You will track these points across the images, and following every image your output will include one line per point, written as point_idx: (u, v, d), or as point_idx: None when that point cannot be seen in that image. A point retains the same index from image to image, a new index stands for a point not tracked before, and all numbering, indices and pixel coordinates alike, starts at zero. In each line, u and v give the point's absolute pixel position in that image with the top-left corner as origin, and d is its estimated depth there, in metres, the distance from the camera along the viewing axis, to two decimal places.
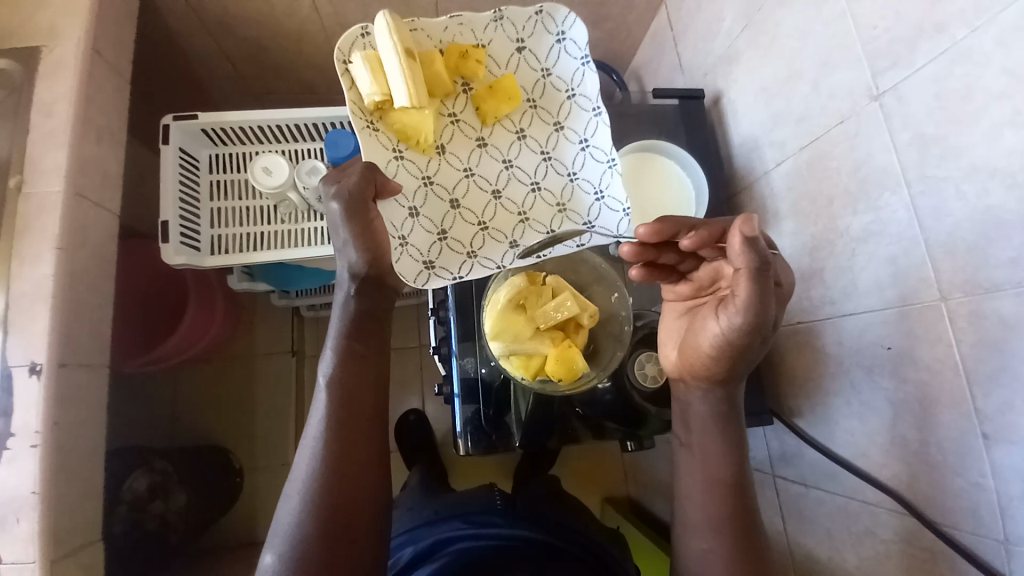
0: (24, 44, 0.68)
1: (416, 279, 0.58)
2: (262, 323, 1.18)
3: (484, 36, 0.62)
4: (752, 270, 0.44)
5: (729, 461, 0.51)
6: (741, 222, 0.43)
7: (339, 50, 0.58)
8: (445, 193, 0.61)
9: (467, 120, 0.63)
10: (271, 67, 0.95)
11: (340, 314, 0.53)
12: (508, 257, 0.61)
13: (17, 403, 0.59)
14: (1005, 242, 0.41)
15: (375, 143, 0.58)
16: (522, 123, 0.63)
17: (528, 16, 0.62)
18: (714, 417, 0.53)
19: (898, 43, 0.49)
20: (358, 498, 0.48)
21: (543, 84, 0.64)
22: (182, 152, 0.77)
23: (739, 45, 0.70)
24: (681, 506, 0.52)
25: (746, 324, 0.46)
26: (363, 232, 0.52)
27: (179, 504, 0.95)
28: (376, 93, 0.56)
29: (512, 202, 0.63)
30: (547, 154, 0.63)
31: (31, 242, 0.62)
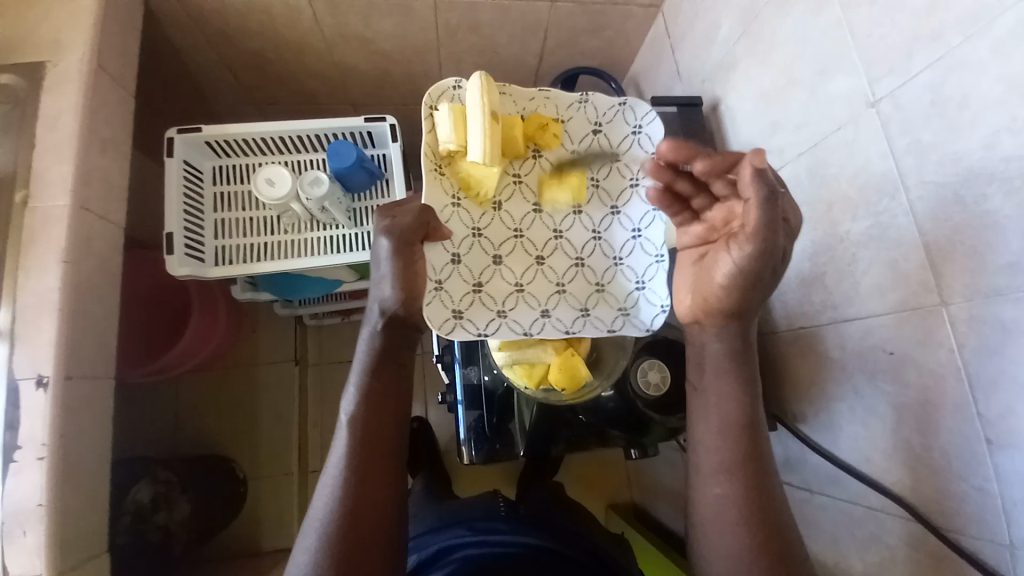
0: (29, 58, 0.69)
1: (442, 327, 0.55)
2: (267, 331, 1.19)
3: (566, 113, 0.63)
4: (761, 200, 0.45)
5: (743, 408, 0.52)
6: (753, 155, 0.44)
7: (429, 95, 0.60)
8: (490, 248, 0.60)
9: (529, 184, 0.63)
10: (273, 78, 0.96)
11: (364, 347, 0.53)
12: (536, 326, 0.58)
13: (23, 415, 0.59)
14: (1004, 247, 0.42)
15: (437, 186, 0.58)
16: (580, 199, 0.63)
17: (611, 105, 0.64)
18: (728, 355, 0.53)
19: (894, 51, 0.49)
20: (376, 514, 0.49)
21: (610, 165, 0.64)
22: (186, 164, 0.78)
23: (737, 52, 0.71)
24: (694, 452, 0.53)
25: (757, 253, 0.47)
26: (404, 272, 0.51)
27: (184, 514, 0.94)
28: (452, 142, 0.58)
29: (552, 271, 0.61)
30: (597, 233, 0.63)
31: (37, 255, 0.63)
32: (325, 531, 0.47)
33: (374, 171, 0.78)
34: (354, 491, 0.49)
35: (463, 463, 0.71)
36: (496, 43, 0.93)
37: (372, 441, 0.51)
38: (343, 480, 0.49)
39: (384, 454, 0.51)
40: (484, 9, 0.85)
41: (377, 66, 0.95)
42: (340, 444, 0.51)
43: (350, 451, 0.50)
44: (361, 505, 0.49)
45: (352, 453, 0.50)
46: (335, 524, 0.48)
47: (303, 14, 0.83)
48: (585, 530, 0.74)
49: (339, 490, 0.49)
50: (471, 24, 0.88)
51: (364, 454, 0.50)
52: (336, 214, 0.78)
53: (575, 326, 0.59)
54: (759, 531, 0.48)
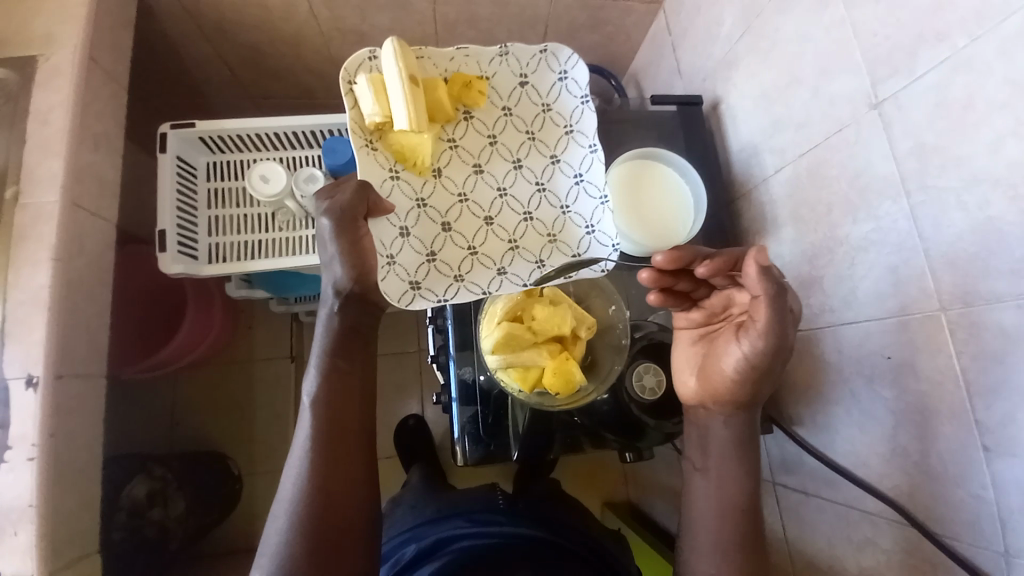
0: (19, 51, 0.68)
1: (401, 299, 0.60)
2: (262, 328, 1.18)
3: (488, 69, 0.68)
4: (771, 296, 0.46)
5: (746, 490, 0.51)
6: (757, 253, 0.46)
7: (345, 70, 0.62)
8: (438, 216, 0.65)
9: (465, 146, 0.67)
10: (269, 72, 0.94)
11: (323, 330, 0.53)
12: (494, 283, 0.65)
13: (13, 414, 0.59)
14: (1005, 253, 0.41)
15: (372, 162, 0.62)
16: (519, 153, 0.68)
17: (532, 54, 0.68)
18: (734, 442, 0.53)
19: (897, 51, 0.49)
20: (348, 494, 0.49)
21: (541, 118, 0.69)
22: (180, 160, 0.77)
23: (739, 49, 0.70)
24: (690, 528, 0.52)
25: (769, 347, 0.48)
26: (351, 249, 0.53)
27: (179, 511, 0.95)
28: (377, 114, 0.60)
29: (502, 230, 0.67)
30: (541, 185, 0.68)
31: (27, 252, 0.62)
32: (295, 513, 0.46)
33: None
34: (324, 470, 0.48)
35: (458, 463, 0.71)
36: (494, 38, 0.92)
37: (338, 420, 0.50)
38: (309, 462, 0.48)
39: (350, 430, 0.51)
40: (482, 4, 0.84)
41: None
42: (305, 426, 0.50)
43: (316, 431, 0.49)
44: (332, 485, 0.48)
45: (319, 434, 0.49)
46: (303, 504, 0.47)
47: (298, 8, 0.81)
48: (581, 526, 0.73)
49: (306, 472, 0.48)
50: (470, 19, 0.87)
51: (333, 455, 0.49)
52: None
53: (531, 278, 0.65)
54: None
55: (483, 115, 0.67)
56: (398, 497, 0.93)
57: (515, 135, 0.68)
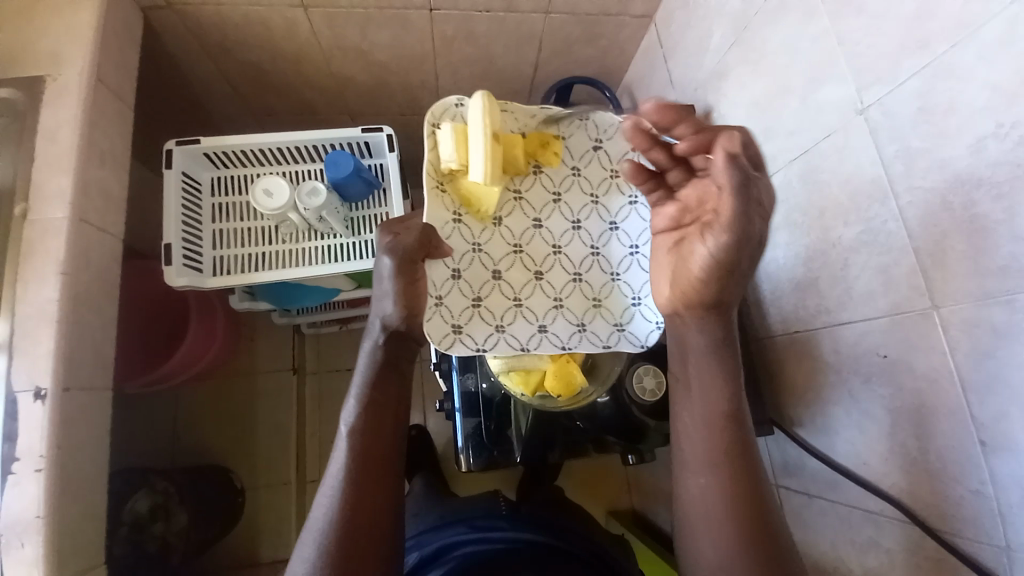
0: (28, 72, 0.70)
1: (441, 342, 0.56)
2: (264, 341, 1.19)
3: (567, 131, 0.66)
4: (736, 187, 0.47)
5: (727, 396, 0.54)
6: (727, 137, 0.47)
7: (430, 114, 0.60)
8: (490, 263, 0.62)
9: (529, 199, 0.65)
10: (271, 89, 0.97)
11: (366, 362, 0.55)
12: (533, 341, 0.60)
13: (20, 427, 0.59)
14: (994, 251, 0.42)
15: (438, 204, 0.59)
16: (580, 214, 0.65)
17: (611, 123, 0.67)
18: (711, 348, 0.55)
19: (881, 59, 0.50)
20: (371, 513, 0.50)
21: (608, 182, 0.67)
22: (185, 175, 0.79)
23: (729, 60, 0.72)
24: (679, 444, 0.55)
25: (733, 241, 0.48)
26: (406, 290, 0.53)
27: (181, 526, 0.94)
28: (454, 161, 0.59)
29: (550, 287, 0.63)
30: (595, 250, 0.65)
31: (35, 267, 0.63)
32: (324, 540, 0.48)
33: (372, 180, 0.79)
34: (355, 499, 0.50)
35: (460, 470, 0.71)
36: (490, 53, 0.94)
37: (372, 451, 0.52)
38: (342, 490, 0.50)
39: (382, 460, 0.52)
40: (479, 20, 0.86)
41: (374, 77, 0.96)
42: (340, 456, 0.52)
43: (350, 462, 0.51)
44: (360, 512, 0.50)
45: (352, 464, 0.51)
46: (332, 531, 0.48)
47: (300, 26, 0.84)
48: (584, 529, 0.73)
49: (338, 500, 0.50)
50: (467, 36, 0.89)
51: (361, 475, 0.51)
52: (334, 224, 0.79)
53: (571, 342, 0.60)
54: (743, 523, 0.50)
55: (551, 172, 0.66)
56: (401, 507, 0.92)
57: (579, 196, 0.66)
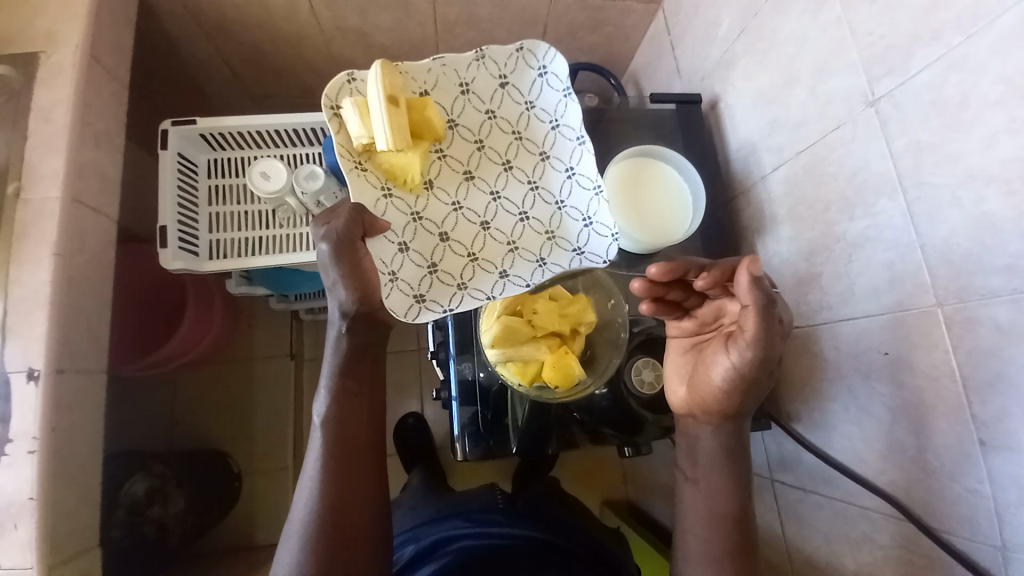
0: (21, 49, 0.68)
1: (407, 314, 0.57)
2: (262, 327, 1.18)
3: (467, 75, 0.63)
4: (760, 307, 0.46)
5: (730, 495, 0.52)
6: (750, 263, 0.46)
7: (327, 96, 0.59)
8: (434, 227, 0.61)
9: (454, 154, 0.63)
10: (270, 71, 0.95)
11: (332, 351, 0.53)
12: (497, 288, 0.60)
13: (14, 408, 0.59)
14: (1001, 249, 0.41)
15: (363, 183, 0.58)
16: (508, 154, 0.63)
17: (509, 54, 0.63)
18: (723, 454, 0.53)
19: (893, 50, 0.49)
20: (355, 503, 0.50)
21: (527, 116, 0.64)
22: (181, 157, 0.77)
23: (737, 49, 0.70)
24: (682, 541, 0.52)
25: (757, 356, 0.48)
26: (353, 273, 0.51)
27: (179, 508, 0.94)
28: (364, 135, 0.57)
29: (501, 233, 0.62)
30: (534, 183, 0.63)
31: (28, 249, 0.62)
32: (307, 534, 0.48)
33: None
34: (337, 489, 0.49)
35: (457, 460, 0.71)
36: (494, 38, 0.92)
37: (346, 438, 0.51)
38: (321, 481, 0.49)
39: (362, 447, 0.52)
40: (483, 4, 0.85)
41: (375, 61, 0.94)
42: (316, 446, 0.51)
43: (326, 451, 0.50)
44: (344, 500, 0.49)
45: (330, 454, 0.50)
46: (315, 523, 0.48)
47: (300, 8, 0.82)
48: (581, 524, 0.74)
49: (318, 491, 0.49)
50: (471, 19, 0.87)
51: (339, 462, 0.50)
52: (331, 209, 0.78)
53: (534, 278, 0.61)
54: None
55: (466, 118, 0.63)
56: (398, 498, 0.93)
57: (503, 136, 0.64)
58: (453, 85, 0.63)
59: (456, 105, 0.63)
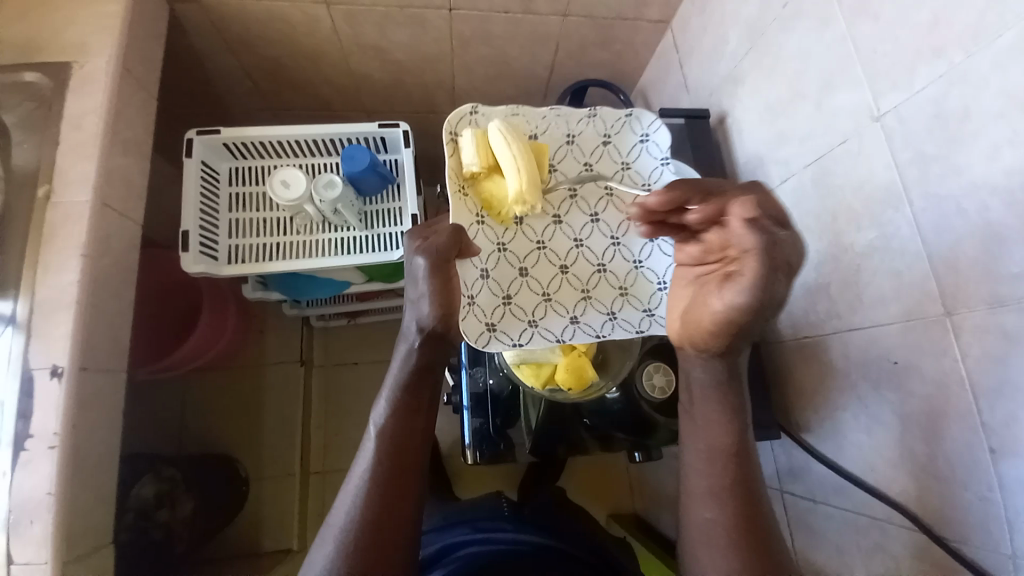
0: (55, 59, 0.71)
1: (477, 340, 0.58)
2: (273, 333, 1.20)
3: (575, 128, 0.67)
4: (761, 249, 0.46)
5: (730, 431, 0.55)
6: (742, 206, 0.48)
7: (449, 122, 0.64)
8: (516, 261, 0.63)
9: (547, 197, 0.66)
10: (290, 84, 0.98)
11: (400, 363, 0.54)
12: (567, 332, 0.62)
13: (37, 404, 0.60)
14: (1007, 257, 0.42)
15: (461, 206, 0.62)
16: (597, 207, 0.67)
17: (619, 117, 0.68)
18: (714, 385, 0.55)
19: (897, 66, 0.51)
20: (393, 514, 0.51)
21: (622, 174, 0.68)
22: (204, 165, 0.80)
23: (743, 66, 0.72)
24: (686, 473, 0.56)
25: (750, 302, 0.47)
26: (441, 289, 0.51)
27: (185, 514, 0.94)
28: (474, 164, 0.62)
29: (577, 279, 0.64)
30: (616, 240, 0.66)
31: (56, 250, 0.64)
32: (346, 536, 0.49)
33: (386, 174, 0.81)
34: (380, 495, 0.51)
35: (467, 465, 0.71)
36: (507, 54, 0.95)
37: (400, 450, 0.53)
38: (368, 486, 0.51)
39: (411, 453, 0.54)
40: (497, 21, 0.88)
41: (391, 75, 0.97)
42: (369, 453, 0.53)
43: (377, 460, 0.52)
44: (383, 510, 0.51)
45: (379, 465, 0.52)
46: (356, 531, 0.49)
47: (321, 23, 0.85)
48: (588, 532, 0.73)
49: (363, 497, 0.51)
50: (485, 35, 0.90)
51: (387, 476, 0.52)
52: (348, 217, 0.80)
53: (604, 329, 0.62)
54: (746, 554, 0.50)
55: (565, 167, 0.67)
56: None
57: (594, 189, 0.67)
58: (560, 135, 0.67)
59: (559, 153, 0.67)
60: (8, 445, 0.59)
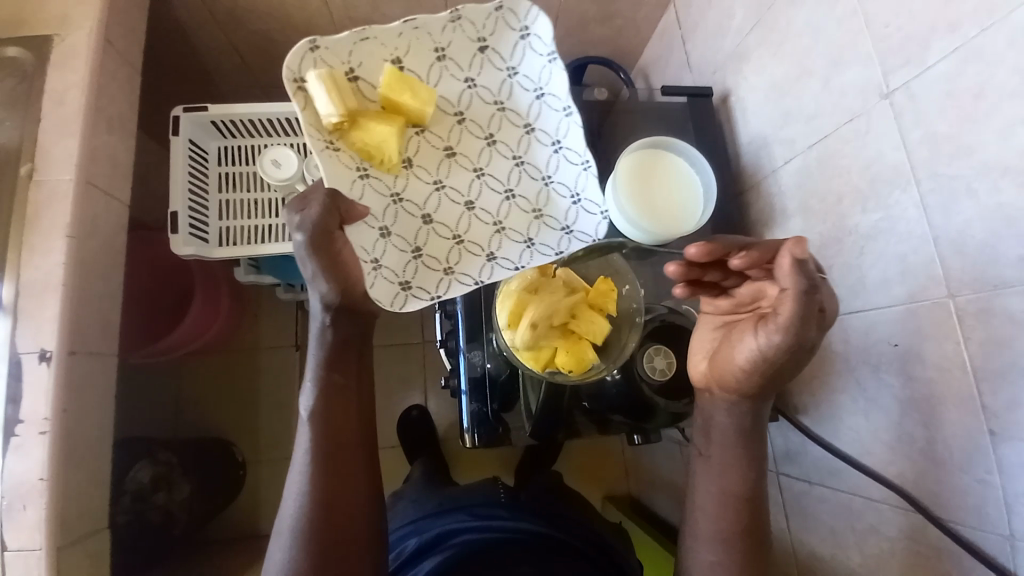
0: (34, 32, 0.68)
1: (393, 302, 0.57)
2: (267, 316, 1.19)
3: (442, 40, 0.61)
4: (799, 292, 0.43)
5: (745, 479, 0.53)
6: (794, 244, 0.42)
7: (289, 70, 0.56)
8: (417, 209, 0.61)
9: (433, 128, 0.62)
10: (281, 60, 0.95)
11: (316, 343, 0.53)
12: (485, 272, 0.61)
13: (25, 390, 0.59)
14: (1015, 240, 0.42)
15: (338, 164, 0.57)
16: (491, 128, 0.63)
17: (488, 14, 0.61)
18: (736, 431, 0.53)
19: (909, 42, 0.49)
20: (347, 504, 0.51)
21: (508, 84, 0.63)
22: (192, 143, 0.77)
23: (749, 43, 0.70)
24: (692, 515, 0.54)
25: (785, 343, 0.46)
26: (332, 265, 0.50)
27: (184, 495, 0.95)
28: (334, 114, 0.55)
29: (485, 213, 0.62)
30: (518, 159, 0.63)
31: (41, 231, 0.62)
32: (297, 533, 0.49)
33: None
34: (325, 485, 0.50)
35: (465, 447, 0.72)
36: None
37: (335, 434, 0.52)
38: (310, 479, 0.50)
39: (348, 446, 0.53)
40: None
41: None
42: (304, 442, 0.52)
43: (314, 449, 0.51)
44: (331, 501, 0.50)
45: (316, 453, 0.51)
46: (306, 526, 0.49)
47: None
48: (582, 517, 0.74)
49: (307, 489, 0.50)
50: None
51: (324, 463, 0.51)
52: None
53: (523, 260, 0.61)
54: None
55: (444, 92, 0.62)
56: (400, 489, 0.93)
57: (484, 108, 0.63)
58: (427, 51, 0.61)
59: (432, 72, 0.62)
60: None
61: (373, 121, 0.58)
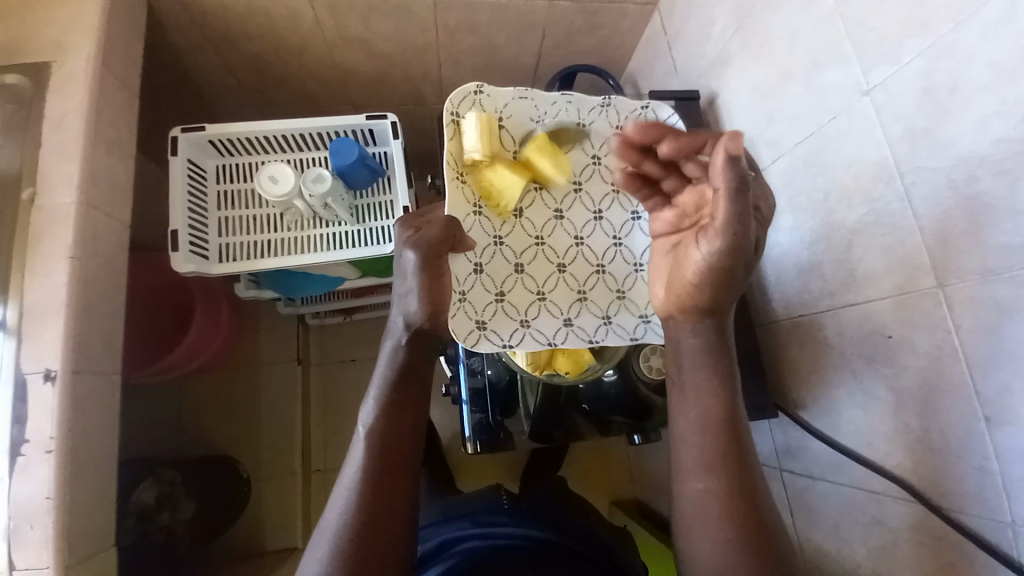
0: (34, 60, 0.70)
1: (466, 339, 0.56)
2: (268, 332, 1.20)
3: (585, 118, 0.65)
4: (732, 190, 0.44)
5: (722, 404, 0.53)
6: (729, 140, 0.42)
7: (451, 102, 0.61)
8: (512, 257, 0.63)
9: (549, 190, 0.65)
10: (275, 80, 0.97)
11: (387, 362, 0.54)
12: (559, 335, 0.60)
13: (30, 410, 0.60)
14: (997, 228, 0.43)
15: (459, 195, 0.60)
16: (601, 205, 0.66)
17: (633, 109, 0.66)
18: (705, 351, 0.54)
19: (885, 40, 0.50)
20: (389, 517, 0.51)
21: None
22: (190, 163, 0.79)
23: (731, 47, 0.72)
24: (676, 447, 0.55)
25: (726, 247, 0.48)
26: (431, 286, 0.53)
27: (187, 515, 0.94)
28: (477, 151, 0.60)
29: (574, 278, 0.64)
30: (617, 240, 0.65)
31: (43, 253, 0.63)
32: (338, 540, 0.49)
33: (376, 168, 0.80)
34: (370, 496, 0.51)
35: (466, 453, 0.72)
36: (493, 44, 0.94)
37: (390, 449, 0.53)
38: (357, 489, 0.51)
39: (401, 464, 0.53)
40: (482, 10, 0.87)
41: (378, 68, 0.96)
42: (357, 457, 0.52)
43: (364, 461, 0.52)
44: (375, 514, 0.50)
45: (368, 467, 0.51)
46: (348, 534, 0.49)
47: (304, 16, 0.84)
48: (585, 521, 0.74)
49: (352, 501, 0.50)
50: (471, 24, 0.89)
51: (376, 478, 0.51)
52: (339, 211, 0.79)
53: (598, 335, 0.61)
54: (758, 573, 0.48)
55: (572, 163, 0.65)
56: None
57: (599, 186, 0.66)
58: (570, 124, 0.65)
59: (568, 146, 0.65)
60: (4, 450, 0.58)
61: (507, 173, 0.61)
